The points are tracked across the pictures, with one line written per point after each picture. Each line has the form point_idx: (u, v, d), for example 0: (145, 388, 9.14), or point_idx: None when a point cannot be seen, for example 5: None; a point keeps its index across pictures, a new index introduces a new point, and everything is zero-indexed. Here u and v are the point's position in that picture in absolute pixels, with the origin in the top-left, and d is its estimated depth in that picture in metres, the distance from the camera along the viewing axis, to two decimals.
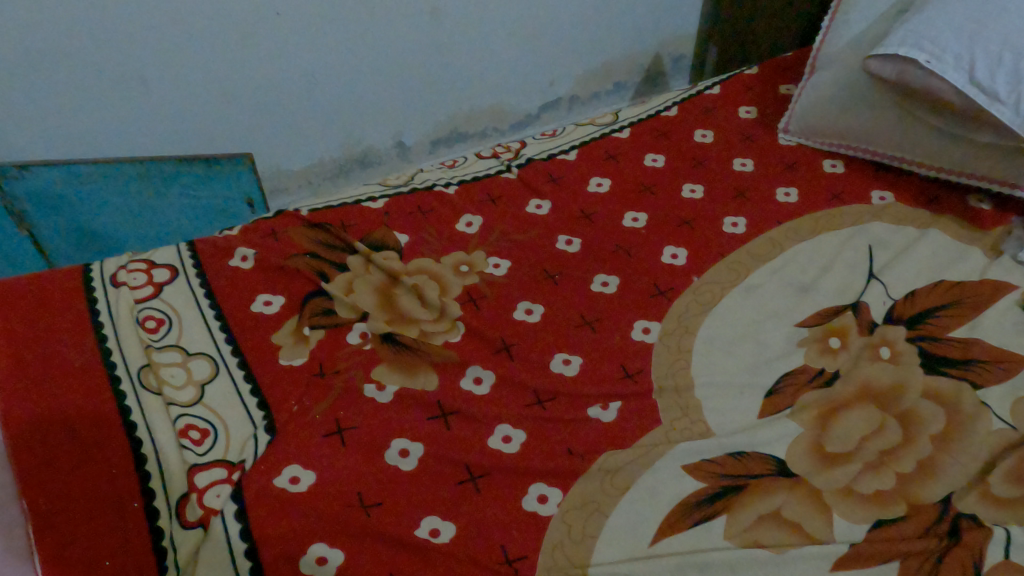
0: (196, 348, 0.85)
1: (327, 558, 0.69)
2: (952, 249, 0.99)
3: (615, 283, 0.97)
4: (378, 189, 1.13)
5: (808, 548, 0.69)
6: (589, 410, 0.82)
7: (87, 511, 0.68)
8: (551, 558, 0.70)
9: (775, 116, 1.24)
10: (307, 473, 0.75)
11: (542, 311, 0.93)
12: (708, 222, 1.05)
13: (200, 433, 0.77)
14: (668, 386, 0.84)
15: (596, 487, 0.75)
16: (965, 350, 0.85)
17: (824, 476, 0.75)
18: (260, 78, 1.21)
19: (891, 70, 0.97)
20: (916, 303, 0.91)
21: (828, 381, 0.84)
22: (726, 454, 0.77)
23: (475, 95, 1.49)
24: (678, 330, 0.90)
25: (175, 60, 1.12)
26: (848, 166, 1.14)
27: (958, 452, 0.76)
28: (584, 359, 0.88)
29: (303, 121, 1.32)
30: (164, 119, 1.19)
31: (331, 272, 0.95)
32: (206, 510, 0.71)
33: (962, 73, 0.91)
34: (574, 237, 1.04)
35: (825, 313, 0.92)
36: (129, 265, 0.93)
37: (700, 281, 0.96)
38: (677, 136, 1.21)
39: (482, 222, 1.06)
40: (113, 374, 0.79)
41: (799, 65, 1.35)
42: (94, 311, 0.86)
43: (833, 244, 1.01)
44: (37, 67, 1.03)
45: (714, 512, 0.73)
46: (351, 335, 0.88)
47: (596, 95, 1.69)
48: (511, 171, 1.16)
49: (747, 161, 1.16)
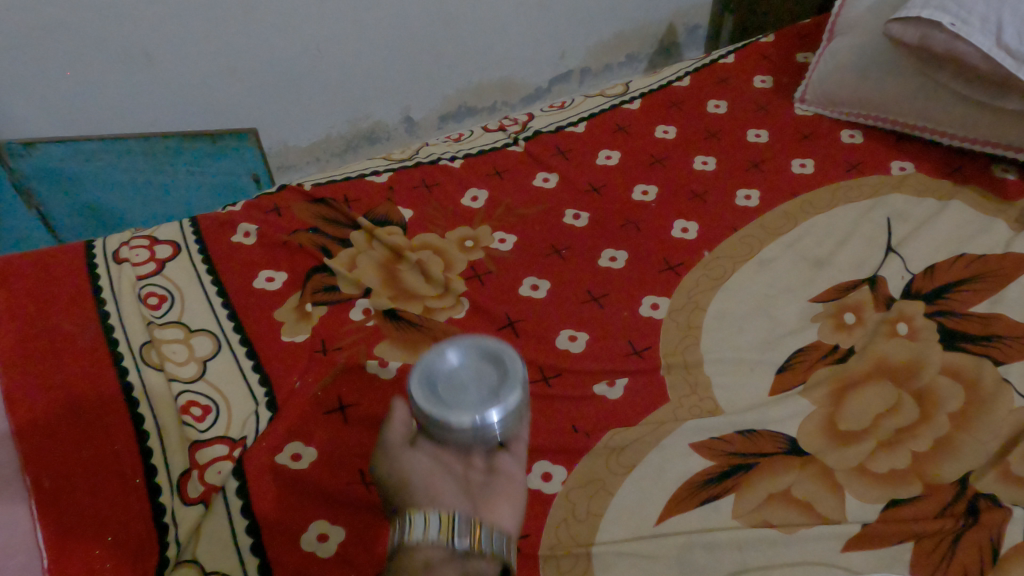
0: (198, 324, 0.84)
1: (328, 535, 0.68)
2: (974, 221, 0.95)
3: (624, 258, 0.94)
4: (382, 164, 1.11)
5: (820, 529, 0.68)
6: (595, 387, 0.81)
7: (89, 487, 0.68)
8: (555, 537, 0.69)
9: (792, 85, 1.20)
10: (308, 450, 0.74)
11: (547, 286, 0.92)
12: (720, 195, 1.02)
13: (202, 409, 0.76)
14: (676, 362, 0.82)
15: (601, 466, 0.74)
16: (987, 326, 0.82)
17: (837, 455, 0.73)
18: (266, 51, 1.19)
19: (912, 34, 0.93)
20: (936, 278, 0.88)
21: (841, 357, 0.82)
22: (736, 432, 0.75)
23: (485, 68, 1.46)
24: (688, 305, 0.88)
25: (178, 35, 1.10)
26: (867, 137, 1.10)
27: (977, 432, 0.74)
28: (590, 336, 0.86)
29: (310, 97, 1.31)
30: (170, 93, 1.17)
31: (334, 248, 0.95)
32: (207, 487, 0.71)
33: (989, 36, 0.87)
34: (582, 211, 1.01)
35: (840, 287, 0.89)
36: (132, 242, 0.92)
37: (711, 256, 0.94)
38: (689, 106, 1.18)
39: (488, 196, 1.04)
40: (115, 351, 0.79)
41: (817, 33, 1.30)
42: (97, 287, 0.85)
43: (850, 216, 0.97)
44: (40, 41, 1.02)
45: (722, 491, 0.71)
46: (353, 310, 0.87)
47: (607, 67, 1.65)
48: (518, 144, 1.13)
49: (762, 132, 1.12)
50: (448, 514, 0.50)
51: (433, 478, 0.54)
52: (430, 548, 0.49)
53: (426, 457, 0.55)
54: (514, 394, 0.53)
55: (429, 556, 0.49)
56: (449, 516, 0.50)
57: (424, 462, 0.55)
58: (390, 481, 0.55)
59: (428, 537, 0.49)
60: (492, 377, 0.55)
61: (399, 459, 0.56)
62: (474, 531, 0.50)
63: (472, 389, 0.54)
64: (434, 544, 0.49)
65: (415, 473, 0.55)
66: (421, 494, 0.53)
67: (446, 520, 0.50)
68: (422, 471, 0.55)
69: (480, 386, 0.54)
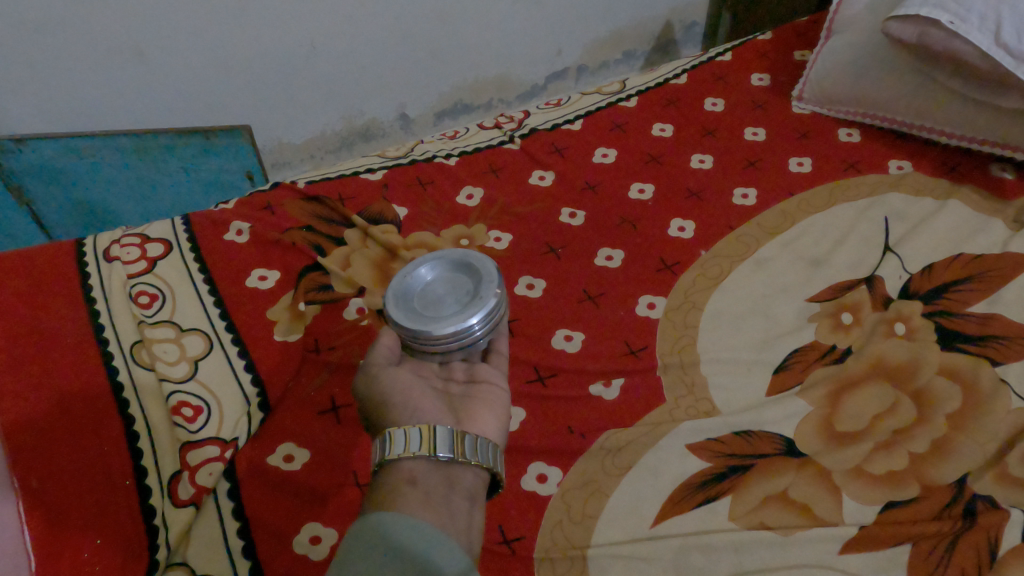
0: (189, 324, 0.83)
1: (321, 538, 0.68)
2: (972, 220, 0.95)
3: (620, 257, 0.94)
4: (377, 162, 1.11)
5: (817, 531, 0.67)
6: (591, 387, 0.80)
7: (78, 489, 0.66)
8: (550, 539, 0.68)
9: (790, 83, 1.20)
10: (301, 451, 0.75)
11: (543, 286, 0.91)
12: (717, 193, 1.02)
13: (194, 409, 0.74)
14: (673, 362, 0.82)
15: (597, 467, 0.73)
16: (985, 326, 0.82)
17: (834, 456, 0.73)
18: (259, 47, 1.18)
19: (911, 32, 0.92)
20: (933, 278, 0.88)
21: (838, 358, 0.81)
22: (733, 433, 0.75)
23: (481, 65, 1.45)
24: (685, 304, 0.87)
25: (170, 29, 1.08)
26: (865, 135, 1.09)
27: (975, 433, 0.73)
28: (586, 336, 0.85)
29: (305, 93, 1.29)
30: (164, 89, 1.16)
31: (328, 247, 0.94)
32: (198, 489, 0.70)
33: (987, 34, 0.86)
34: (578, 210, 1.01)
35: (837, 287, 0.88)
36: (123, 240, 0.91)
37: (708, 255, 0.93)
38: (686, 104, 1.17)
39: (483, 194, 1.03)
40: (105, 350, 0.77)
41: (814, 30, 1.30)
42: (87, 286, 0.84)
43: (848, 216, 0.97)
44: (30, 36, 1.00)
45: (718, 493, 0.70)
46: (347, 310, 0.87)
47: (604, 64, 1.64)
48: (514, 141, 1.13)
49: (759, 130, 1.12)
50: (428, 429, 0.56)
51: (411, 393, 0.62)
52: (414, 461, 0.56)
53: (405, 374, 0.64)
54: (486, 300, 0.62)
55: (414, 468, 0.56)
56: (430, 431, 0.56)
57: (405, 377, 0.63)
58: (370, 398, 0.62)
59: (410, 452, 0.55)
60: (469, 291, 0.64)
61: (378, 376, 0.63)
62: (454, 439, 0.57)
63: (451, 302, 0.63)
64: (418, 457, 0.56)
65: (392, 389, 0.62)
66: (399, 406, 0.60)
67: (427, 436, 0.56)
68: (400, 387, 0.62)
69: (455, 300, 0.63)
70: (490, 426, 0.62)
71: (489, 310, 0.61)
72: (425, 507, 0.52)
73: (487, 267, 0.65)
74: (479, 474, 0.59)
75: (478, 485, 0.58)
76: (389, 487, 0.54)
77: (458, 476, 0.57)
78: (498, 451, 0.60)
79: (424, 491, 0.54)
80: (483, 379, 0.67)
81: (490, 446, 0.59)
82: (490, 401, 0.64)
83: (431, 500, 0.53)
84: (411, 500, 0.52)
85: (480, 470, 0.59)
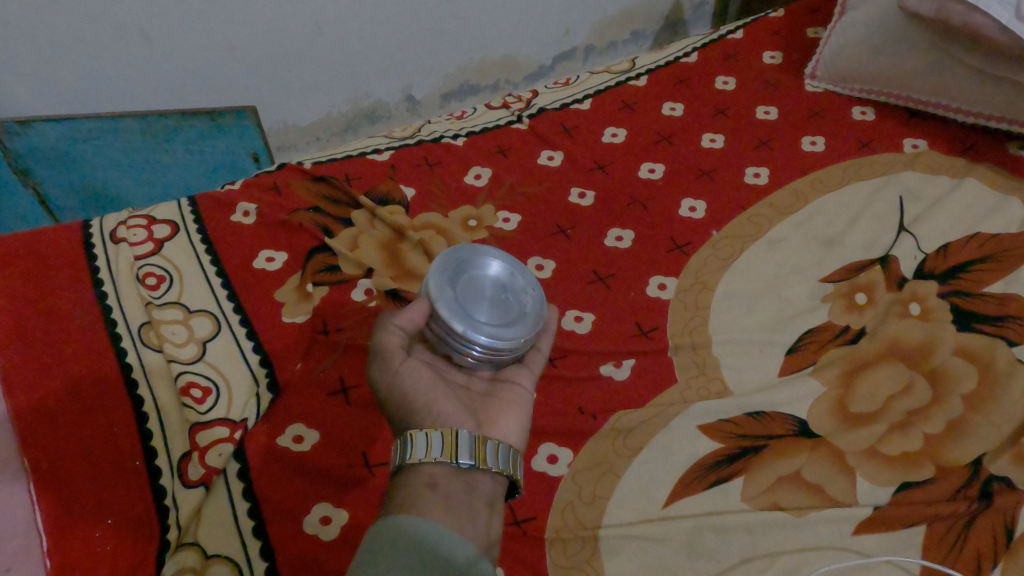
0: (197, 306, 0.82)
1: (331, 519, 0.69)
2: (989, 200, 0.93)
3: (631, 237, 0.93)
4: (384, 142, 1.10)
5: (830, 512, 0.67)
6: (601, 368, 0.80)
7: (88, 470, 0.66)
8: (561, 520, 0.68)
9: (802, 61, 1.18)
10: (310, 433, 0.75)
11: (552, 266, 0.90)
12: (730, 172, 1.00)
13: (202, 390, 0.74)
14: (685, 343, 0.81)
15: (608, 448, 0.73)
16: (1002, 306, 0.80)
17: (848, 438, 0.72)
18: (264, 28, 1.15)
19: (930, 6, 0.92)
20: (950, 258, 0.86)
21: (852, 339, 0.80)
22: (745, 414, 0.74)
23: (489, 45, 1.44)
24: (696, 285, 0.86)
25: (174, 10, 1.06)
26: (879, 114, 1.07)
27: (991, 415, 0.72)
28: (596, 317, 0.84)
29: (311, 74, 1.28)
30: (168, 70, 1.14)
31: (336, 228, 0.94)
32: (208, 469, 0.70)
33: (1008, 7, 0.84)
34: (588, 190, 0.99)
35: (852, 267, 0.87)
36: (129, 222, 0.90)
37: (720, 235, 0.92)
38: (697, 83, 1.16)
39: (491, 174, 1.02)
40: (112, 331, 0.77)
41: (827, 8, 1.27)
42: (94, 267, 0.83)
43: (862, 195, 0.95)
44: (32, 16, 0.98)
45: (732, 473, 0.70)
46: (356, 291, 0.87)
47: (613, 44, 1.62)
48: (523, 121, 1.11)
49: (771, 109, 1.10)
50: (451, 435, 0.56)
51: (434, 392, 0.61)
52: (434, 466, 0.55)
53: (427, 372, 0.62)
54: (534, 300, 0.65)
55: (434, 473, 0.55)
56: (453, 437, 0.56)
57: (424, 373, 0.62)
58: (391, 396, 0.61)
59: (431, 457, 0.55)
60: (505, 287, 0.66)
61: (401, 373, 0.61)
62: (476, 445, 0.56)
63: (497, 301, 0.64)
64: (438, 462, 0.55)
65: (418, 389, 0.60)
66: (424, 409, 0.59)
67: (449, 442, 0.55)
68: (424, 386, 0.61)
69: (500, 298, 0.64)
70: (510, 430, 0.63)
71: (541, 300, 0.67)
72: (446, 513, 0.51)
73: (504, 258, 0.68)
74: (498, 481, 0.58)
75: (497, 492, 0.58)
76: (408, 490, 0.54)
77: (478, 483, 0.56)
78: (517, 458, 0.60)
79: (444, 496, 0.53)
80: (508, 379, 0.67)
81: (511, 453, 0.59)
82: (513, 403, 0.65)
83: (451, 505, 0.52)
84: (432, 505, 0.52)
85: (499, 477, 0.58)
